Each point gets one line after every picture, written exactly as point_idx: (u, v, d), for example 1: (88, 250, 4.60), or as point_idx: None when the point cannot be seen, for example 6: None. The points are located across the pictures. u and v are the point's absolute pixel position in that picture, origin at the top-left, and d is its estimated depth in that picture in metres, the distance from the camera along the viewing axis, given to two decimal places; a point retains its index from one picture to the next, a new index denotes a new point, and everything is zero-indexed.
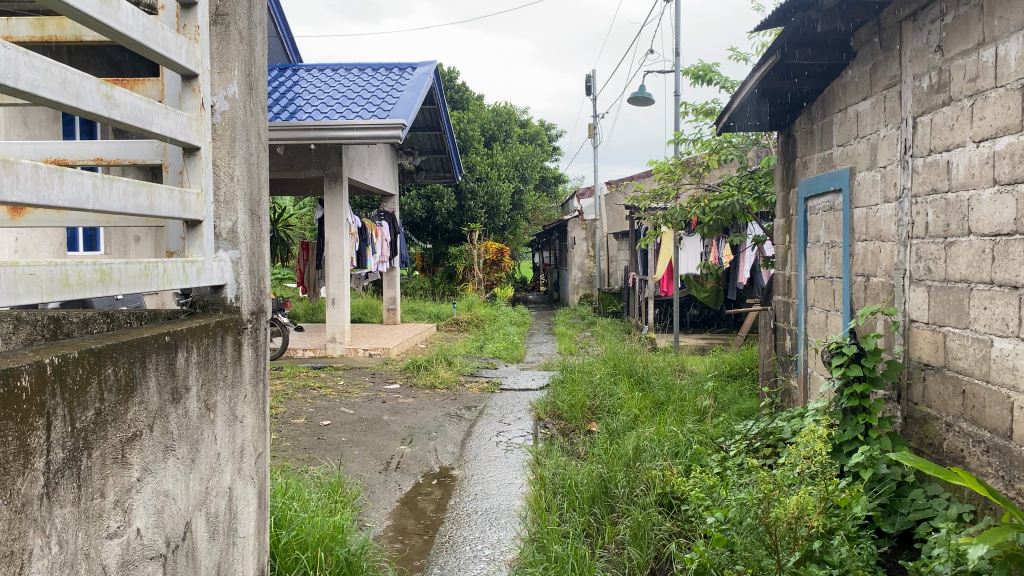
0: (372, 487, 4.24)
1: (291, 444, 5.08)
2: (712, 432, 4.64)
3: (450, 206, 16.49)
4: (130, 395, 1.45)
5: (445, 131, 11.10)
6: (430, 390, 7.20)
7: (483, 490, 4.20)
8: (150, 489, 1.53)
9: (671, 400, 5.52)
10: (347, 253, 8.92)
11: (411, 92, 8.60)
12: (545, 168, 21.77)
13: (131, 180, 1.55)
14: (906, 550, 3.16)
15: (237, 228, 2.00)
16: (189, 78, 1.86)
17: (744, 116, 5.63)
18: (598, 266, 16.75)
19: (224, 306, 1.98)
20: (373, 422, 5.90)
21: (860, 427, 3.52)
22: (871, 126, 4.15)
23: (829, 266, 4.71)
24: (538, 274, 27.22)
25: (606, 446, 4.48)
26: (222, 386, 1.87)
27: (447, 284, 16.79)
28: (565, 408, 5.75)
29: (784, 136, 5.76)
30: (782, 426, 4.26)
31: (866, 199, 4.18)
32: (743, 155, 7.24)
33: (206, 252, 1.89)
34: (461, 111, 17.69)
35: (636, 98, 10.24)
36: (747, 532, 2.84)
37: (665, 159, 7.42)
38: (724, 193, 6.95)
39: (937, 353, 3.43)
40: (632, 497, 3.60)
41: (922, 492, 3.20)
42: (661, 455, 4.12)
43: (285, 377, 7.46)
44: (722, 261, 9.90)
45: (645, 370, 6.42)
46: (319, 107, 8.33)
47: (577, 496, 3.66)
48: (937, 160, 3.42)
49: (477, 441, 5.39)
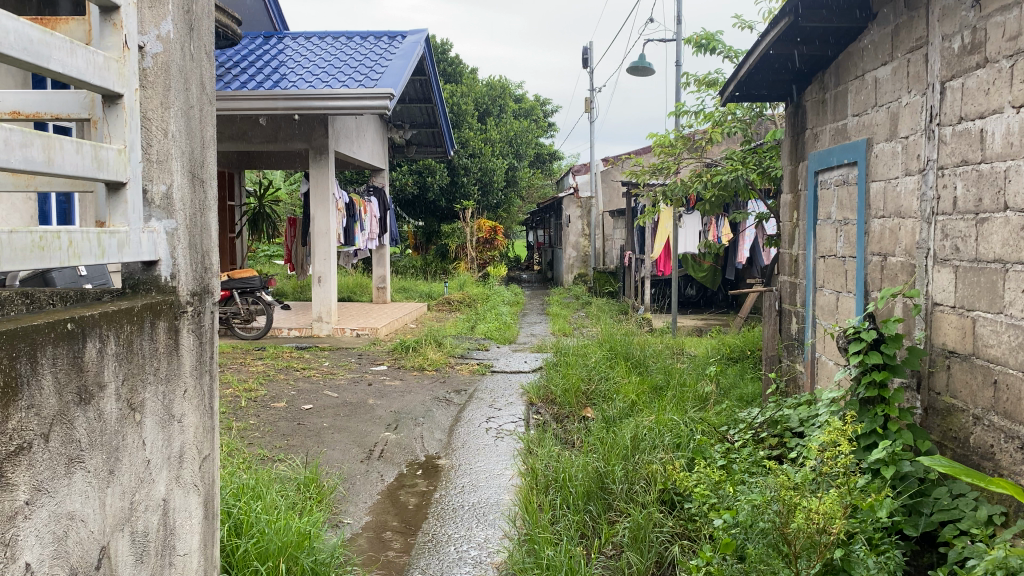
0: (352, 478, 3.97)
1: (269, 431, 4.80)
2: (715, 420, 4.38)
3: (442, 183, 16.11)
4: (12, 399, 1.15)
5: (437, 103, 10.75)
6: (418, 372, 6.91)
7: (471, 484, 3.90)
8: (47, 513, 1.24)
9: (670, 385, 5.23)
10: (334, 229, 8.57)
11: (400, 60, 8.26)
12: (541, 145, 21.38)
13: (18, 128, 1.24)
14: (929, 552, 2.90)
15: (173, 193, 1.70)
16: (109, 10, 1.54)
17: (749, 84, 5.32)
18: (593, 244, 16.42)
19: (158, 288, 1.68)
20: (357, 407, 5.62)
21: (879, 420, 3.24)
22: (891, 94, 3.84)
23: (842, 245, 4.41)
24: (532, 254, 26.85)
25: (602, 436, 4.21)
26: (150, 380, 1.57)
27: (439, 263, 16.50)
28: (559, 393, 5.47)
29: (790, 107, 5.44)
30: (790, 415, 4.04)
31: (884, 171, 3.89)
32: (747, 129, 6.93)
33: (132, 222, 1.58)
34: (455, 85, 17.27)
35: (636, 69, 9.88)
36: (760, 539, 2.58)
37: (666, 132, 7.09)
38: (727, 168, 6.63)
39: (964, 340, 3.15)
40: (632, 494, 3.31)
41: (946, 490, 2.93)
42: (661, 446, 3.83)
43: (267, 358, 7.16)
44: (721, 240, 9.64)
45: (643, 353, 6.12)
46: (304, 75, 8.00)
47: (571, 492, 3.37)
48: (969, 128, 3.12)
49: (466, 427, 5.11)
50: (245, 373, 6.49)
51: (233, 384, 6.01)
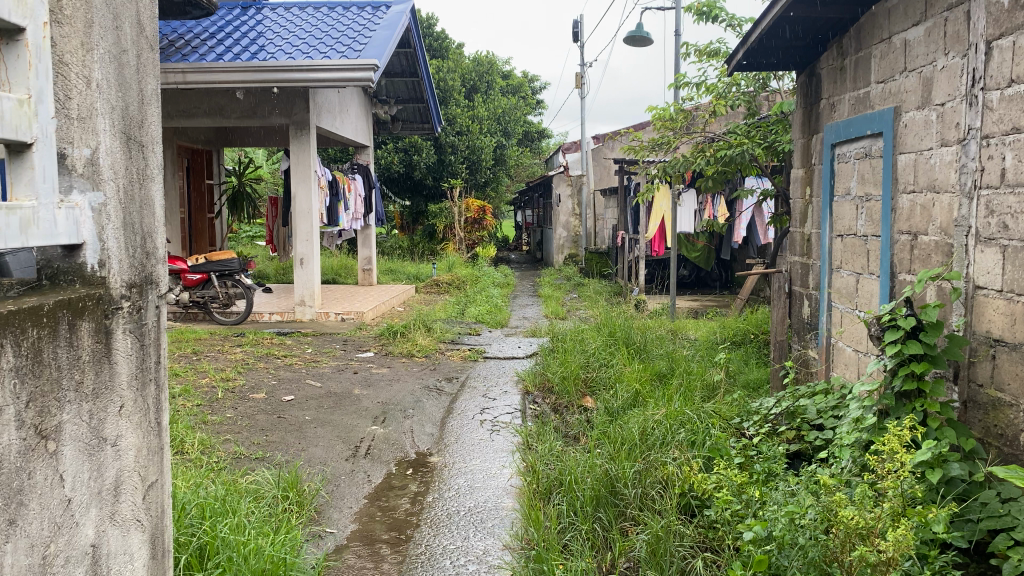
0: (337, 479, 3.65)
1: (248, 426, 4.49)
2: (727, 411, 4.08)
3: (429, 161, 15.71)
4: None
5: (423, 77, 10.34)
6: (407, 359, 6.58)
7: (466, 485, 3.58)
8: None
9: (675, 373, 4.93)
10: (316, 208, 8.19)
11: (384, 31, 7.85)
12: (529, 122, 20.98)
13: None
14: (978, 561, 2.59)
15: (100, 158, 1.35)
16: None
17: (758, 52, 4.98)
18: (584, 224, 16.08)
19: (82, 280, 1.33)
20: (342, 397, 5.30)
21: (917, 416, 2.93)
22: (924, 57, 3.51)
23: (864, 223, 4.10)
24: (520, 233, 26.54)
25: (606, 430, 3.90)
26: (69, 398, 1.23)
27: (426, 244, 16.18)
28: (557, 380, 5.16)
29: (802, 76, 5.11)
30: (807, 405, 3.81)
31: (915, 143, 3.57)
32: (752, 101, 6.59)
33: (41, 195, 1.23)
34: (441, 61, 16.83)
35: (632, 39, 9.51)
36: (798, 557, 2.28)
37: (666, 105, 6.74)
38: (731, 142, 6.30)
39: (1013, 327, 2.83)
40: (646, 500, 2.99)
41: (994, 494, 2.62)
42: (675, 443, 3.51)
43: (247, 345, 6.79)
44: (717, 218, 9.38)
45: (644, 337, 5.79)
46: (284, 47, 7.59)
47: (578, 497, 3.05)
48: (1022, 92, 2.79)
49: (459, 419, 4.80)
50: (223, 361, 6.14)
51: (209, 373, 5.67)
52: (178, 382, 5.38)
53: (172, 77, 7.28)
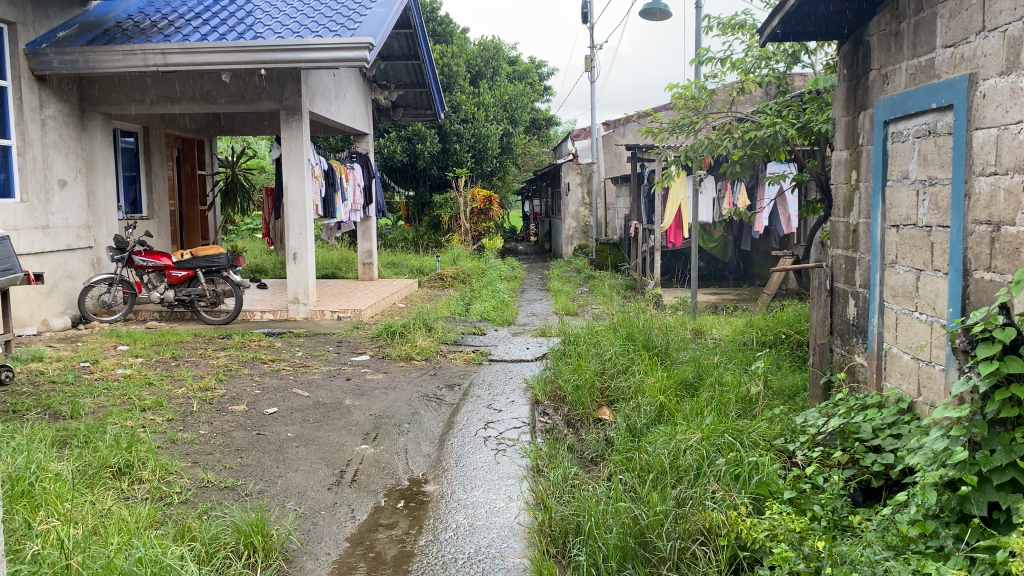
0: (314, 517, 3.11)
1: (222, 446, 3.95)
2: (768, 431, 3.54)
3: (432, 150, 15.14)
4: None
5: (424, 59, 9.75)
6: (405, 363, 6.04)
7: (466, 524, 3.04)
8: None
9: (705, 383, 4.37)
10: (309, 200, 7.63)
11: (380, 8, 7.27)
12: (535, 109, 20.34)
13: None
14: None
15: None
16: None
17: (796, 18, 4.40)
18: (595, 215, 15.45)
19: None
20: (332, 409, 4.75)
21: (1017, 450, 2.34)
22: (1010, 12, 2.93)
23: (927, 212, 3.53)
24: (529, 223, 25.87)
25: (628, 454, 3.36)
26: None
27: (431, 235, 15.68)
28: (570, 390, 4.62)
29: (844, 46, 4.53)
30: (862, 424, 3.28)
31: (997, 116, 2.99)
32: (782, 78, 6.00)
33: None
34: (445, 45, 16.24)
35: (648, 14, 8.91)
36: None
37: (687, 83, 6.17)
38: (761, 123, 5.72)
39: None
40: (687, 556, 2.44)
41: None
42: (714, 473, 2.96)
43: (232, 348, 6.26)
44: (737, 205, 8.81)
45: (666, 340, 5.23)
46: (273, 25, 7.03)
47: (601, 549, 2.51)
48: None
49: (460, 436, 4.26)
50: (203, 367, 5.61)
51: (186, 382, 5.13)
52: (151, 394, 4.83)
53: (152, 59, 6.70)
